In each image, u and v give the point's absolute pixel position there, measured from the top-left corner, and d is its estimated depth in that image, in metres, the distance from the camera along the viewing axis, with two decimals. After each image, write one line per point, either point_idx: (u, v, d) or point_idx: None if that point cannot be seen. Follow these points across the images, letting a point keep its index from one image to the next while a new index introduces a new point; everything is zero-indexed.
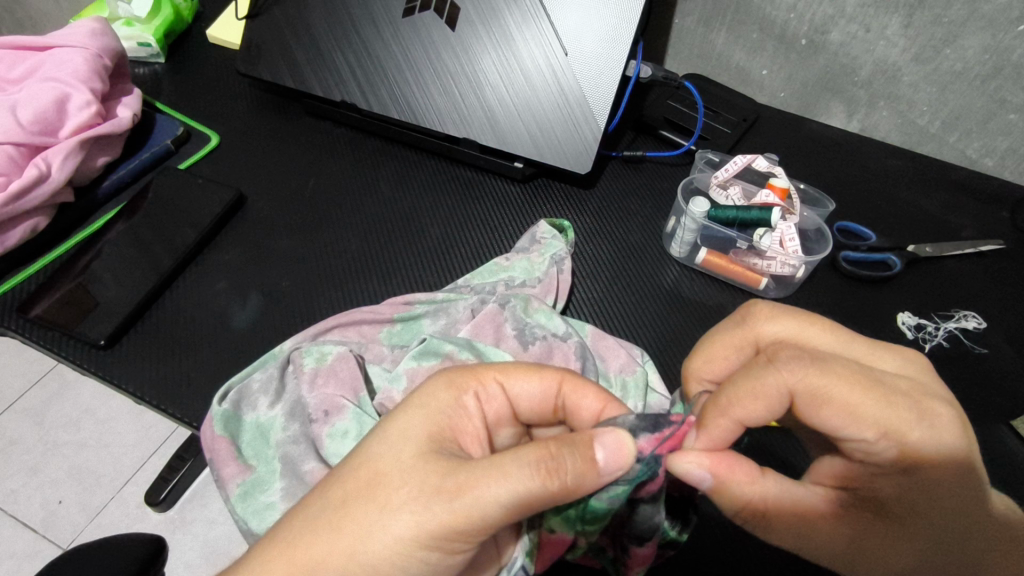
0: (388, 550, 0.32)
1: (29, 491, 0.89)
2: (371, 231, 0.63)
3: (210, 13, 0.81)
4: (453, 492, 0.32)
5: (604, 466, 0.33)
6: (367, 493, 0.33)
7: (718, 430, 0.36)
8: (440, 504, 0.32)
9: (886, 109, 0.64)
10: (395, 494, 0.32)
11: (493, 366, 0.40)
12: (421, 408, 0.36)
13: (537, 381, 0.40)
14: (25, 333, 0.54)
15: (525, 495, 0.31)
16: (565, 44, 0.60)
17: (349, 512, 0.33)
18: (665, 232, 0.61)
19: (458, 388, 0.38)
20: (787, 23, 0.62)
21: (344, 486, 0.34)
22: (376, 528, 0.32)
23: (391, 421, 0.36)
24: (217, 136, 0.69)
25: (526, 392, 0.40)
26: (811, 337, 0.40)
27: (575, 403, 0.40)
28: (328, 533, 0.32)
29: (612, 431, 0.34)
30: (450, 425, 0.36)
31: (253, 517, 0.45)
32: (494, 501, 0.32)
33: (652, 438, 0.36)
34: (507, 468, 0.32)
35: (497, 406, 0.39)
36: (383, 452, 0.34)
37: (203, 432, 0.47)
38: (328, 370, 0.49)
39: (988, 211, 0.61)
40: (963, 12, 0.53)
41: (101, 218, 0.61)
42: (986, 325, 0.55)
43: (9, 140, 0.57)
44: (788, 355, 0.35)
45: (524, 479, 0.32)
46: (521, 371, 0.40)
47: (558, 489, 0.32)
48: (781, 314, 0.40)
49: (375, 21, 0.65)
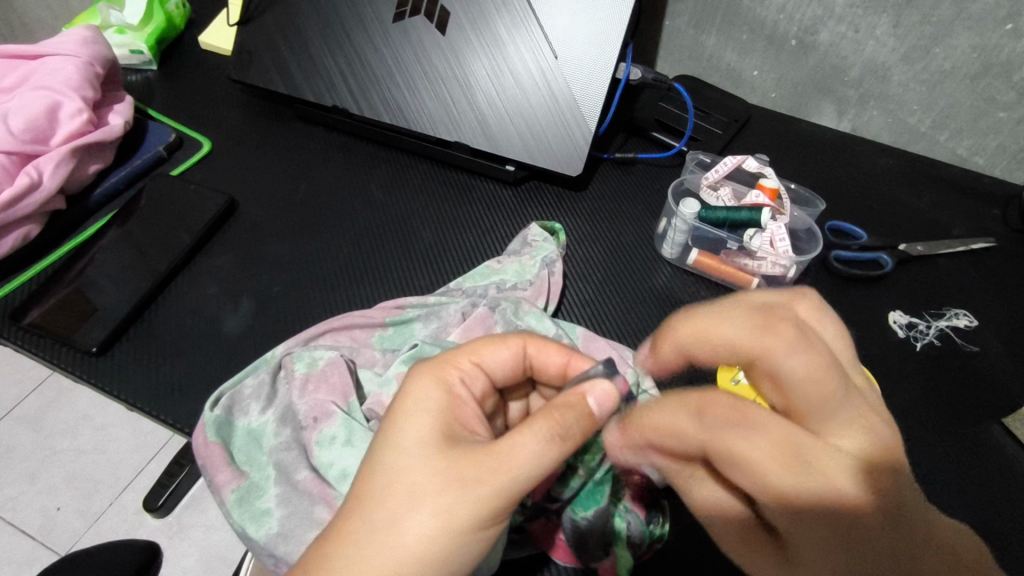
0: (445, 544, 0.33)
1: (27, 498, 0.89)
2: (363, 236, 0.63)
3: (203, 20, 0.81)
4: (492, 478, 0.33)
5: (600, 411, 0.36)
6: (409, 501, 0.33)
7: (666, 359, 0.39)
8: (483, 489, 0.33)
9: (876, 109, 0.64)
10: (438, 496, 0.33)
11: (462, 350, 0.40)
12: (421, 411, 0.36)
13: (505, 348, 0.41)
14: (19, 341, 0.54)
15: (554, 460, 0.34)
16: (555, 47, 0.60)
17: (398, 523, 0.33)
18: (657, 233, 0.62)
19: (444, 379, 0.38)
20: (776, 24, 0.63)
21: (383, 502, 0.34)
22: (430, 529, 0.33)
23: (398, 429, 0.36)
24: (210, 142, 0.69)
25: (499, 363, 0.40)
26: (746, 339, 0.34)
27: (541, 360, 0.42)
28: (386, 547, 0.33)
29: (599, 381, 0.37)
30: (453, 416, 0.37)
31: (249, 522, 0.44)
32: (529, 472, 0.33)
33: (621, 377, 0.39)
34: (531, 441, 0.34)
35: (480, 383, 0.39)
36: (407, 463, 0.34)
37: (196, 439, 0.47)
38: (318, 375, 0.49)
39: (980, 209, 0.61)
40: (950, 11, 0.53)
41: (93, 226, 0.61)
42: (978, 323, 0.55)
43: (1, 148, 0.57)
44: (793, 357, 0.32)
45: (550, 442, 0.34)
46: (489, 345, 0.40)
47: (575, 443, 0.35)
48: (735, 314, 0.36)
49: (366, 27, 0.65)
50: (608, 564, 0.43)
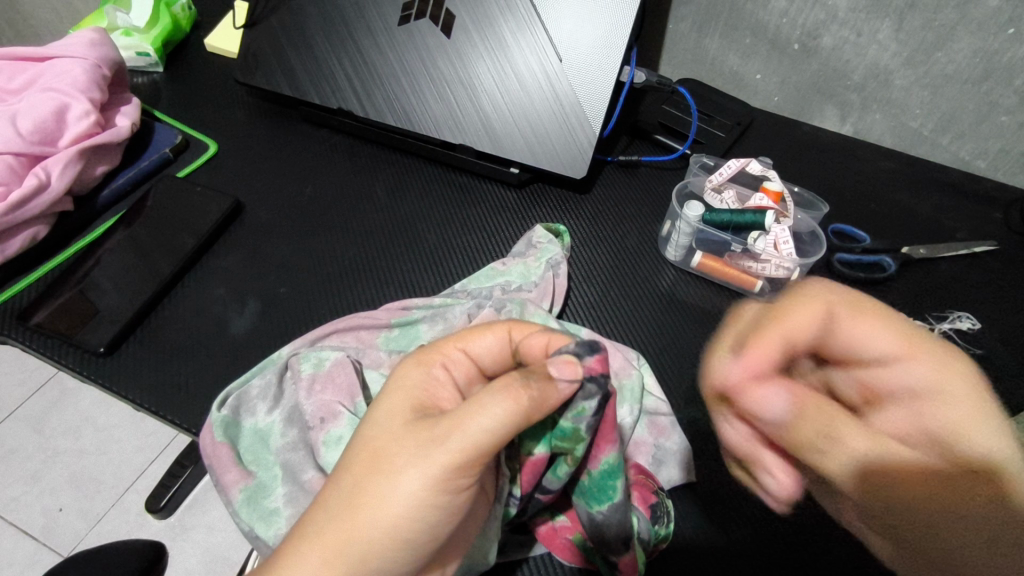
0: (405, 510, 0.33)
1: (30, 499, 0.89)
2: (369, 238, 0.63)
3: (209, 22, 0.81)
4: (447, 436, 0.34)
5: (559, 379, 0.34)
6: (374, 468, 0.34)
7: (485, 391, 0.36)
8: (438, 452, 0.33)
9: (878, 113, 0.64)
10: (399, 459, 0.34)
11: (449, 338, 0.40)
12: (398, 388, 0.38)
13: (490, 334, 0.40)
14: (25, 341, 0.54)
15: (505, 419, 0.33)
16: (560, 50, 0.60)
17: (363, 487, 0.34)
18: (661, 236, 0.62)
19: (426, 362, 0.39)
20: (779, 28, 0.63)
21: (353, 469, 0.35)
22: (390, 493, 0.33)
23: (377, 406, 0.37)
24: (216, 144, 0.70)
25: (486, 350, 0.40)
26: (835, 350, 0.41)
27: (525, 346, 0.40)
28: (351, 512, 0.34)
29: (561, 354, 0.35)
30: (426, 393, 0.38)
31: (258, 522, 0.45)
32: (482, 430, 0.33)
33: (597, 358, 0.35)
34: (483, 398, 0.33)
35: (466, 369, 0.39)
36: (376, 431, 0.36)
37: (204, 439, 0.47)
38: (324, 376, 0.49)
39: (982, 212, 0.62)
40: (952, 16, 0.53)
41: (101, 227, 0.61)
42: (981, 326, 0.55)
43: (9, 149, 0.58)
44: (936, 383, 0.37)
45: (501, 404, 0.33)
46: (473, 331, 0.40)
47: (532, 406, 0.33)
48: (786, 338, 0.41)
49: (371, 29, 0.66)
50: (629, 560, 0.41)
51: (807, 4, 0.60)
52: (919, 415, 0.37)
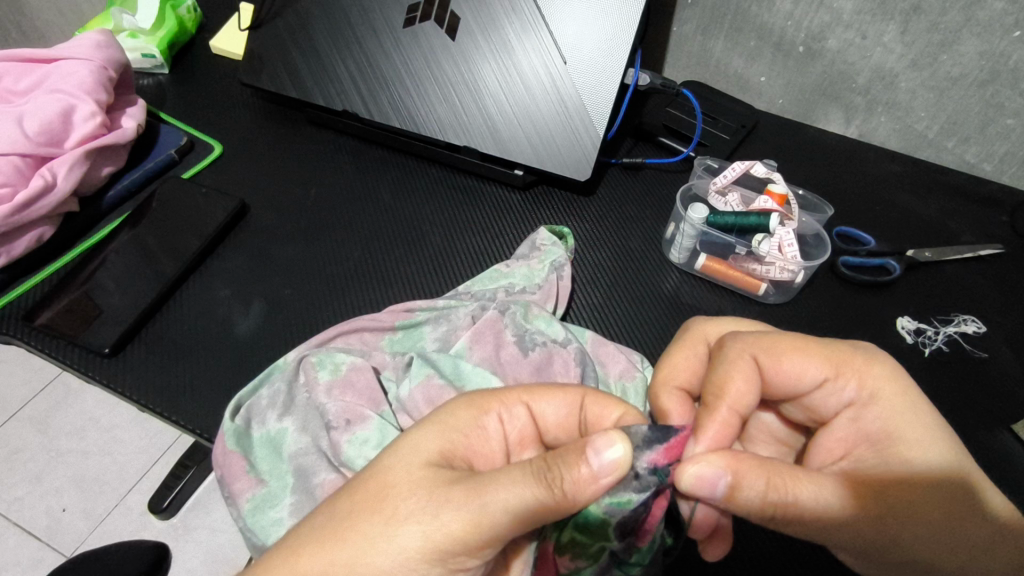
0: (391, 564, 0.32)
1: (33, 499, 0.90)
2: (373, 240, 0.63)
3: (215, 25, 0.82)
4: (464, 499, 0.33)
5: (597, 471, 0.33)
6: (374, 503, 0.34)
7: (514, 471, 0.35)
8: (450, 513, 0.32)
9: (884, 115, 0.64)
10: (403, 504, 0.33)
11: (516, 388, 0.40)
12: (437, 424, 0.37)
13: (560, 398, 0.40)
14: (29, 341, 0.54)
15: (531, 503, 0.32)
16: (564, 52, 0.61)
17: (356, 520, 0.33)
18: (665, 238, 0.62)
19: (480, 409, 0.38)
20: (784, 30, 0.63)
21: (352, 496, 0.34)
22: (382, 538, 0.32)
23: (407, 434, 0.37)
24: (219, 145, 0.70)
25: (551, 413, 0.40)
26: (806, 353, 0.41)
27: (597, 414, 0.40)
28: (334, 541, 0.33)
29: (603, 433, 0.34)
30: (464, 442, 0.37)
31: (260, 530, 0.45)
32: (504, 507, 0.32)
33: (664, 450, 0.37)
34: (514, 475, 0.33)
35: (521, 425, 0.39)
36: (392, 460, 0.35)
37: (216, 447, 0.47)
38: (342, 380, 0.50)
39: (987, 215, 0.61)
40: (958, 19, 0.53)
41: (107, 227, 0.62)
42: (986, 329, 0.55)
43: (16, 150, 0.58)
44: (869, 377, 0.40)
45: (530, 485, 0.33)
46: (546, 391, 0.40)
47: (556, 502, 0.32)
48: (801, 341, 0.41)
49: (376, 31, 0.66)
50: None
51: (812, 7, 0.60)
52: (860, 424, 0.40)
